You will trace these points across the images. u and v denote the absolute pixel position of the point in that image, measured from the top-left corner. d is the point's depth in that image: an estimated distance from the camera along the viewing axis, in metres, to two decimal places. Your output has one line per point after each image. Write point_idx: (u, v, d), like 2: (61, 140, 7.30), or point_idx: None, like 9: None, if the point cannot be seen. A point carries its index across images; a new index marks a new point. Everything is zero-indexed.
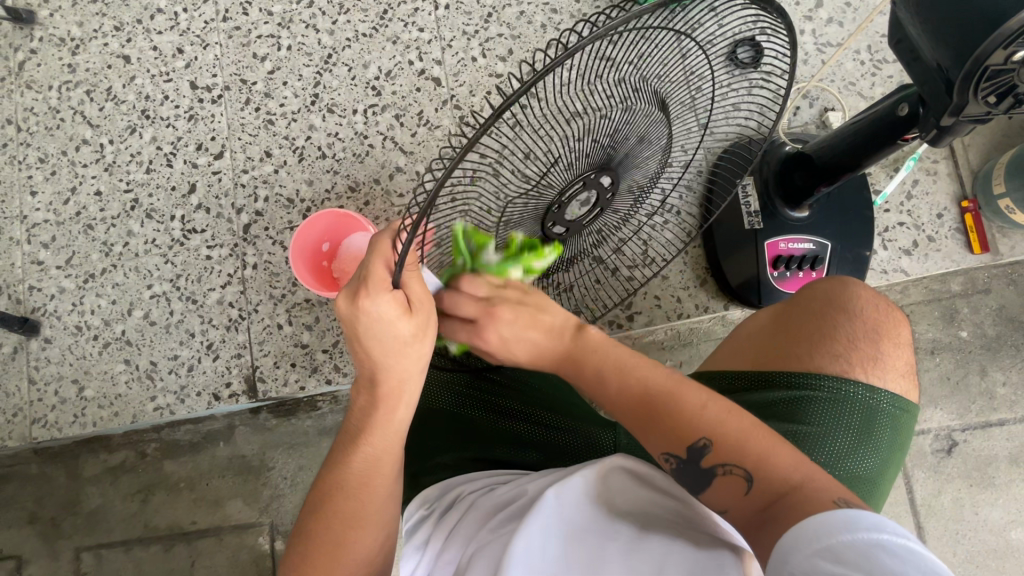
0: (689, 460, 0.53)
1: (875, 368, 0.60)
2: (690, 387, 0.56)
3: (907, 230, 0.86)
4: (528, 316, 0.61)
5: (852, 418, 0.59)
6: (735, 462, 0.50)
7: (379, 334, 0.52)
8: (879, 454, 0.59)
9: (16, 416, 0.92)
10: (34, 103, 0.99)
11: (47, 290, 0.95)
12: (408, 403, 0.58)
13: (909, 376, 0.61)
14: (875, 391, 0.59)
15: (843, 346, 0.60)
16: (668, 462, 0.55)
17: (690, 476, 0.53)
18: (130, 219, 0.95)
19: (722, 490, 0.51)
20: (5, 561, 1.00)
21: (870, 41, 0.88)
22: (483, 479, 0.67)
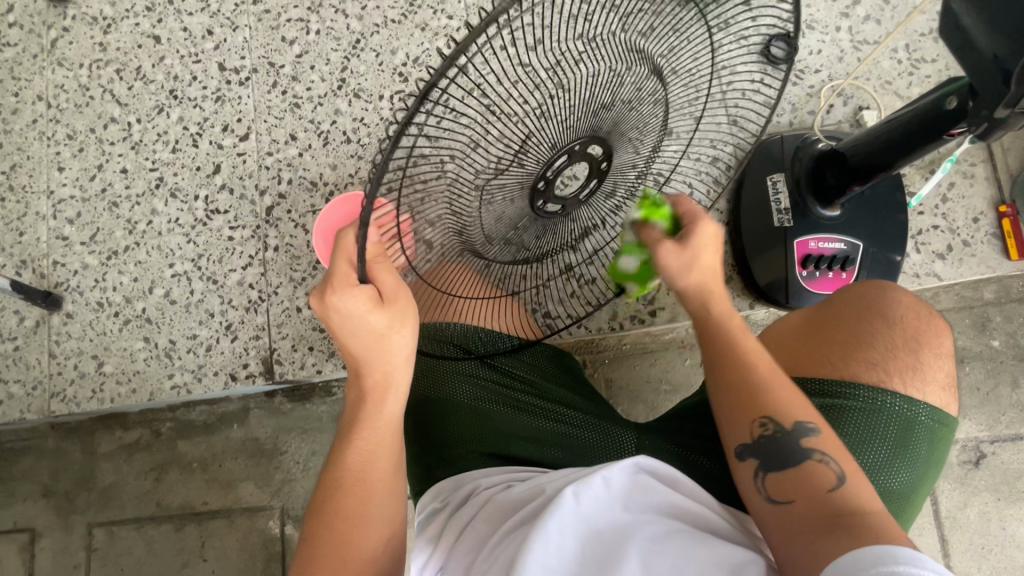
0: (788, 434, 0.52)
1: (915, 381, 0.58)
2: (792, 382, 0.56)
3: (941, 234, 0.85)
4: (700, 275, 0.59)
5: (889, 430, 0.57)
6: (835, 458, 0.50)
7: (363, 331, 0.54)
8: (914, 468, 0.58)
9: (35, 389, 0.93)
10: (65, 80, 1.00)
11: (71, 265, 0.95)
12: (396, 394, 0.59)
13: (949, 388, 0.59)
14: (912, 402, 0.57)
15: (881, 354, 0.58)
16: (764, 427, 0.52)
17: (778, 450, 0.52)
18: (155, 197, 0.96)
19: (798, 481, 0.50)
20: (19, 533, 1.01)
21: (908, 39, 0.86)
22: (499, 475, 0.66)
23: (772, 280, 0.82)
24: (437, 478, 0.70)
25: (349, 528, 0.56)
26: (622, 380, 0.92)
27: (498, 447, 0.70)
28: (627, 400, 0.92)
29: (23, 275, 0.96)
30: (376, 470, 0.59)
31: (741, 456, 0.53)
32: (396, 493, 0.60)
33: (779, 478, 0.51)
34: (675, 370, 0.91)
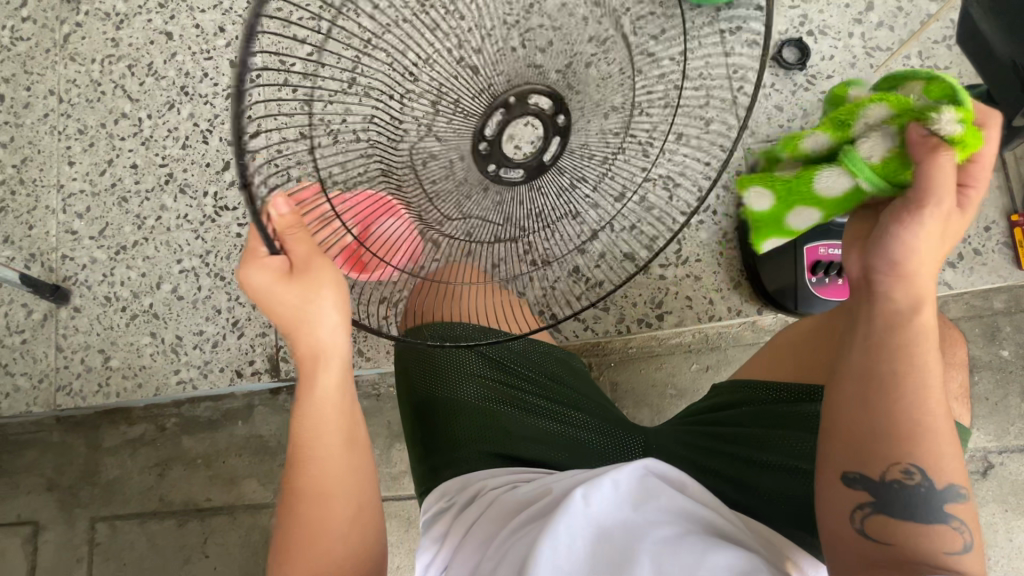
0: (933, 490, 0.45)
1: None
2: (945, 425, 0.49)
3: None
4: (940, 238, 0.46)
5: None
6: (968, 527, 0.45)
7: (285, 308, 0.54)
8: None
9: (41, 382, 0.93)
10: (77, 75, 1.00)
11: (79, 260, 0.96)
12: (327, 364, 0.57)
13: (961, 399, 0.59)
14: None
15: None
16: (907, 474, 0.45)
17: (910, 501, 0.46)
18: (164, 193, 0.96)
19: (911, 536, 0.46)
20: (23, 526, 1.01)
21: (921, 47, 0.86)
22: (505, 476, 0.65)
23: (781, 286, 0.81)
24: (442, 478, 0.70)
25: (303, 506, 0.56)
26: (628, 384, 0.92)
27: (503, 448, 0.69)
28: (633, 404, 0.92)
29: (32, 269, 0.96)
30: (324, 456, 0.57)
31: (852, 484, 0.47)
32: (359, 471, 0.59)
33: (886, 524, 0.46)
34: (682, 374, 0.91)
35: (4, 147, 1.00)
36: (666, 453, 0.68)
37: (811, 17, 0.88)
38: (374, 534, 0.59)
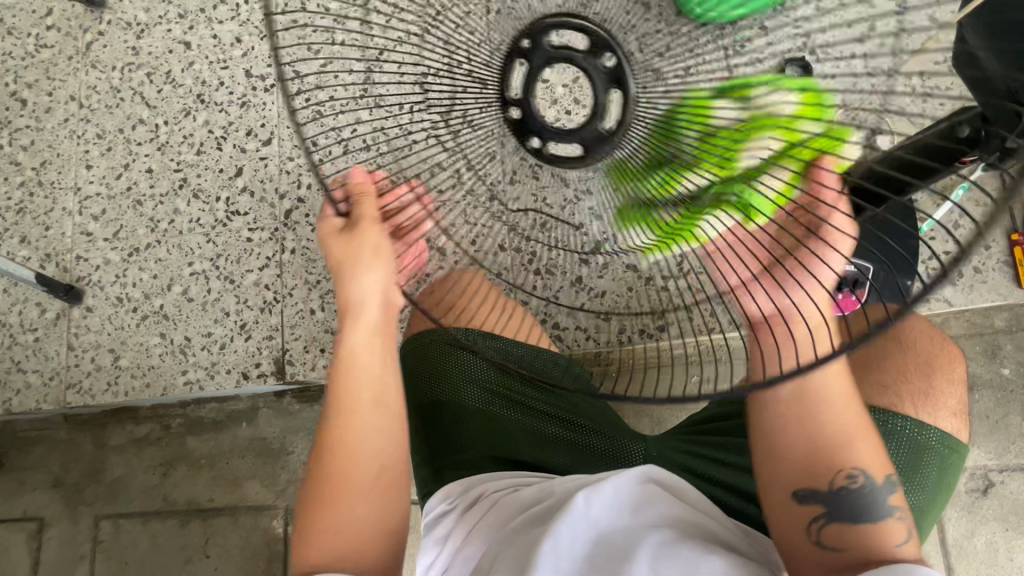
0: (872, 490, 0.51)
1: (926, 404, 0.59)
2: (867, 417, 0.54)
3: (952, 259, 0.85)
4: None
5: (901, 453, 0.57)
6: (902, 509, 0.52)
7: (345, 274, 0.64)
8: (926, 494, 0.58)
9: (52, 379, 0.95)
10: (98, 81, 1.03)
11: (93, 260, 0.98)
12: (360, 328, 0.63)
13: (961, 418, 0.60)
14: (924, 425, 0.58)
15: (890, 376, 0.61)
16: (852, 480, 0.51)
17: (855, 505, 0.51)
18: (178, 197, 0.98)
19: (861, 535, 0.51)
20: (28, 522, 1.02)
21: None
22: (508, 480, 0.66)
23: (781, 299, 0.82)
24: (444, 479, 0.71)
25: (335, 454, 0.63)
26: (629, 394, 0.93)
27: (505, 451, 0.71)
28: (633, 414, 0.92)
29: (47, 268, 0.98)
30: (352, 437, 0.64)
31: (811, 500, 0.51)
32: (383, 439, 0.65)
33: (838, 530, 0.51)
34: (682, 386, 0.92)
35: (25, 150, 1.03)
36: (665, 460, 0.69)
37: None
38: (396, 503, 0.65)
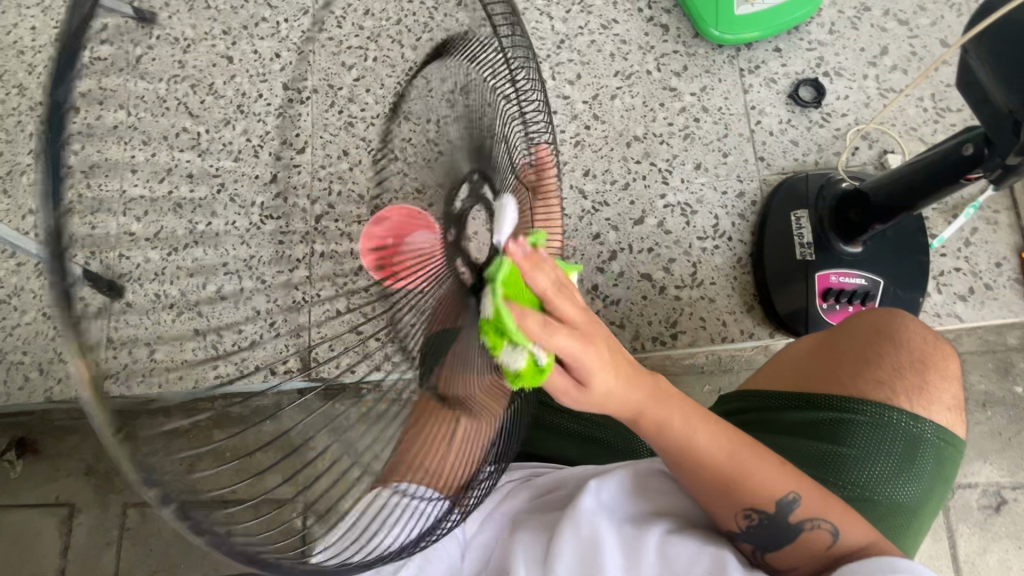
0: (779, 514, 0.61)
1: (921, 400, 0.69)
2: (765, 452, 0.61)
3: (963, 275, 0.90)
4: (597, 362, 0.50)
5: (896, 445, 0.67)
6: (823, 519, 0.60)
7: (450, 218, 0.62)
8: (919, 483, 0.67)
9: (91, 370, 1.01)
10: (145, 92, 1.11)
11: (134, 259, 1.04)
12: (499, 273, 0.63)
13: (953, 410, 0.70)
14: (918, 420, 0.68)
15: (887, 374, 0.70)
16: (749, 518, 0.61)
17: (771, 529, 0.61)
18: (216, 201, 1.04)
19: (796, 550, 0.61)
20: (59, 508, 1.07)
21: (933, 90, 0.97)
22: (524, 470, 0.78)
23: (792, 309, 0.88)
24: None
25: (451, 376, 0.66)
26: None
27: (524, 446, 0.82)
28: None
29: (91, 265, 1.05)
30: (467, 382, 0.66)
31: (740, 543, 0.63)
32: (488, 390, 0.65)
33: (777, 552, 0.62)
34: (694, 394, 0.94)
35: None
36: None
37: (827, 59, 1.00)
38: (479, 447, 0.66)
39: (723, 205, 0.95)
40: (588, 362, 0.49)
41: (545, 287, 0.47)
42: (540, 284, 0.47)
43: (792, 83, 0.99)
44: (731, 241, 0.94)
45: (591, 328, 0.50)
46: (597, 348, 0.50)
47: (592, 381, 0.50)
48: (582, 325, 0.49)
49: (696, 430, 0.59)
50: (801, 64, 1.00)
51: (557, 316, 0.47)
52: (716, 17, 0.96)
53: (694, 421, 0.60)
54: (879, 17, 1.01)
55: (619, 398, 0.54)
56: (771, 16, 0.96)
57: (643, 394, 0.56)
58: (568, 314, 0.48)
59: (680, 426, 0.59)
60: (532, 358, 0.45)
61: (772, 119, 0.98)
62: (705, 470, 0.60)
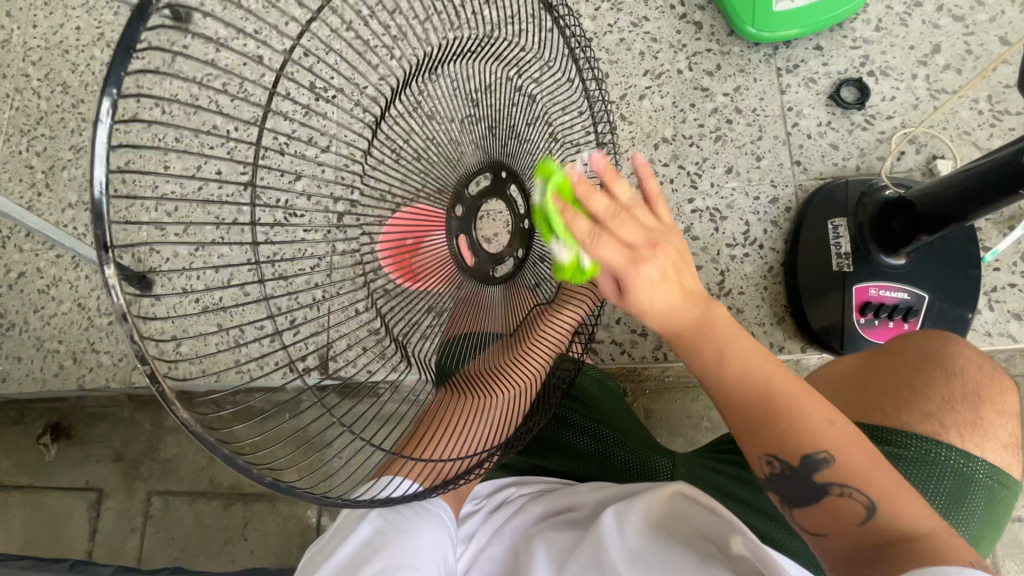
0: (800, 472, 0.53)
1: (974, 437, 0.64)
2: (814, 394, 0.53)
3: (1018, 292, 0.84)
4: (679, 267, 0.52)
5: (945, 485, 0.63)
6: (857, 489, 0.51)
7: (461, 201, 0.69)
8: (965, 526, 0.63)
9: (121, 360, 1.04)
10: (179, 91, 1.14)
11: (164, 253, 1.07)
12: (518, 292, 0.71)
13: (1009, 447, 0.65)
14: (971, 459, 0.63)
15: (935, 406, 0.65)
16: (771, 465, 0.54)
17: (799, 489, 0.53)
18: (242, 199, 1.06)
19: (821, 514, 0.53)
20: (88, 492, 1.10)
21: (990, 91, 0.90)
22: (534, 485, 0.76)
23: (827, 325, 0.84)
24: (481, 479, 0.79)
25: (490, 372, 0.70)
26: (665, 411, 0.94)
27: (537, 460, 0.80)
28: (667, 432, 0.93)
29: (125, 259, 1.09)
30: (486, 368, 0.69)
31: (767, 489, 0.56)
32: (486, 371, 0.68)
33: (804, 511, 0.54)
34: None
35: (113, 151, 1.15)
36: (694, 474, 0.77)
37: (872, 58, 0.94)
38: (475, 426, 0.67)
39: (755, 211, 0.91)
40: (630, 279, 0.50)
41: (605, 208, 0.49)
42: (598, 205, 0.49)
43: (833, 83, 0.94)
44: (762, 249, 0.90)
45: (636, 252, 0.50)
46: (645, 274, 0.50)
47: (630, 298, 0.51)
48: (636, 248, 0.50)
49: (739, 359, 0.54)
50: (843, 65, 0.94)
51: (621, 226, 0.50)
52: (752, 14, 0.92)
53: (731, 343, 0.54)
54: (932, 13, 0.94)
55: (656, 314, 0.53)
56: (812, 12, 0.91)
57: (681, 318, 0.54)
58: (630, 229, 0.50)
59: (721, 349, 0.54)
60: (575, 257, 0.51)
61: (810, 121, 0.93)
62: (738, 410, 0.55)
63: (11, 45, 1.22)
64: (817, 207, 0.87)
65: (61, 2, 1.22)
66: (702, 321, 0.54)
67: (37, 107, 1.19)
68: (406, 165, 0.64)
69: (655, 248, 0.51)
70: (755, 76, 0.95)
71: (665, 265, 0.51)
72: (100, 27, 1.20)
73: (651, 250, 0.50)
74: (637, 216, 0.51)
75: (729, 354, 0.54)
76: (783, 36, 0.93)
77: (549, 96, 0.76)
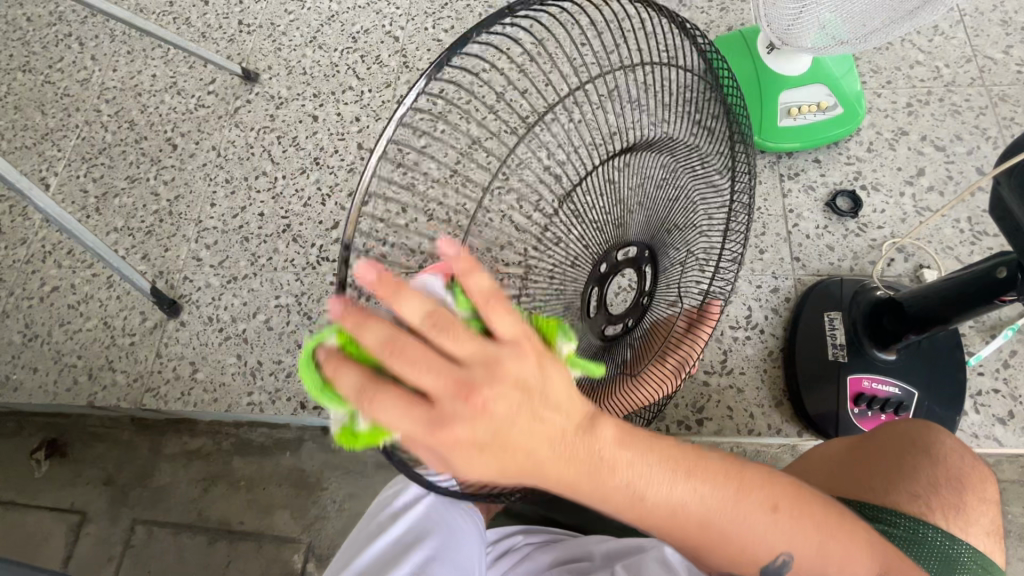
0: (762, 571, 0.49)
1: (961, 521, 0.67)
2: (746, 492, 0.43)
3: (1002, 398, 0.89)
4: (521, 381, 0.36)
5: (932, 562, 0.63)
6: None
7: (607, 259, 0.58)
8: None
9: (135, 381, 1.07)
10: (236, 138, 1.25)
11: (196, 283, 1.13)
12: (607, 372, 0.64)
13: (992, 535, 0.68)
14: (955, 540, 0.64)
15: (923, 489, 0.69)
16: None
17: None
18: (279, 240, 1.14)
19: None
20: (71, 515, 1.08)
21: (969, 213, 1.00)
22: (540, 538, 0.75)
23: (823, 411, 0.88)
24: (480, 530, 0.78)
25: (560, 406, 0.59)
26: None
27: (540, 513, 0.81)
28: None
29: (157, 283, 1.14)
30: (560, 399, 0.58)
31: None
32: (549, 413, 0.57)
33: None
34: None
35: (165, 184, 1.23)
36: None
37: (865, 175, 1.05)
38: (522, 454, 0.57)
39: (757, 298, 0.98)
40: (455, 426, 0.34)
41: (429, 308, 0.35)
42: (410, 314, 0.35)
43: (830, 192, 1.04)
44: (762, 334, 0.96)
45: (471, 397, 0.35)
46: (497, 410, 0.35)
47: (458, 439, 0.35)
48: (471, 369, 0.35)
49: (653, 492, 0.40)
50: (837, 178, 1.05)
51: (454, 333, 0.35)
52: (759, 125, 1.03)
53: (634, 466, 0.40)
54: (916, 141, 1.07)
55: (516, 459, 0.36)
56: (811, 131, 1.03)
57: (570, 442, 0.38)
58: (465, 343, 0.35)
59: (631, 492, 0.40)
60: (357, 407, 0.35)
61: (809, 223, 1.03)
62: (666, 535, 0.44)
63: (91, 83, 1.36)
64: (814, 298, 0.94)
65: (143, 52, 1.37)
66: (588, 442, 0.38)
67: (102, 139, 1.30)
68: (577, 223, 0.55)
69: (496, 374, 0.35)
70: (760, 178, 1.06)
71: (521, 382, 0.36)
72: (174, 77, 1.33)
73: (488, 372, 0.35)
74: (455, 333, 0.35)
75: (647, 492, 0.40)
76: (783, 148, 1.05)
77: (704, 197, 0.68)
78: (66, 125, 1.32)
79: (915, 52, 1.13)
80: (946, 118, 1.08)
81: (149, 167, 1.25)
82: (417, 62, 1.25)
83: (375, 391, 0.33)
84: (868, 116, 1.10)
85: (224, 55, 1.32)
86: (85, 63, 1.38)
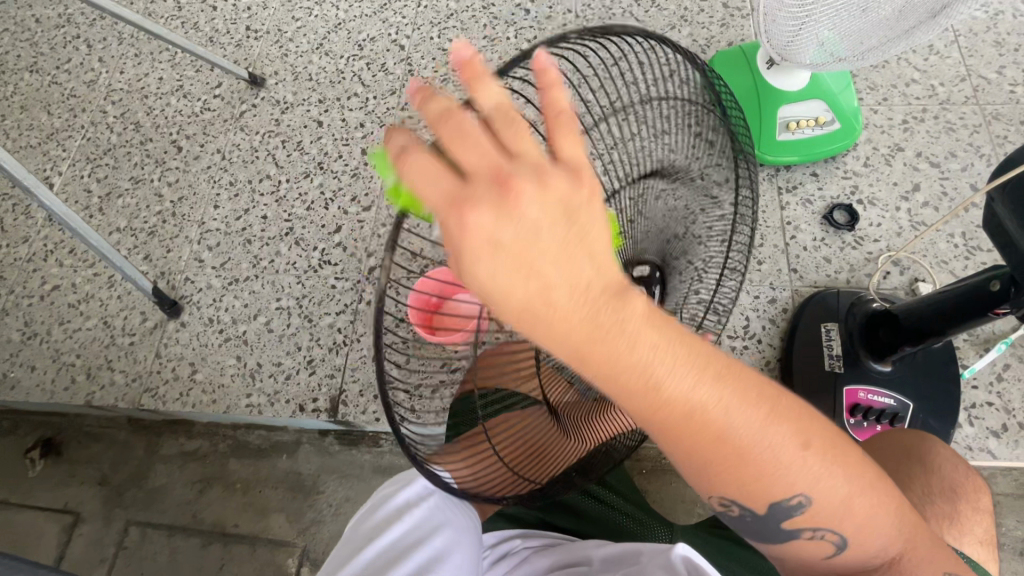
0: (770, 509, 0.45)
1: (954, 531, 0.68)
2: (771, 403, 0.42)
3: (995, 411, 0.90)
4: (563, 210, 0.34)
5: None
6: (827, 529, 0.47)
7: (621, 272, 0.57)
8: None
9: (133, 381, 1.07)
10: (241, 141, 1.26)
11: (198, 284, 1.14)
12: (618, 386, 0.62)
13: (985, 544, 0.69)
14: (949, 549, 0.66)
15: (917, 498, 0.69)
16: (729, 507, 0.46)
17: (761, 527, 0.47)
18: (281, 242, 1.15)
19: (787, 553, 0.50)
20: (64, 515, 1.07)
21: (964, 228, 1.02)
22: (540, 540, 0.76)
23: None
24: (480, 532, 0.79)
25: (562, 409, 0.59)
26: (657, 494, 0.95)
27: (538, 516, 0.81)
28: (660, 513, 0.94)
29: (159, 283, 1.15)
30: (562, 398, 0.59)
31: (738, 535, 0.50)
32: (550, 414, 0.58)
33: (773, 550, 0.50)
34: None
35: (169, 185, 1.24)
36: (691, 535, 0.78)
37: (861, 189, 1.07)
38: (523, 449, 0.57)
39: (754, 308, 0.99)
40: (492, 222, 0.33)
41: (504, 103, 0.36)
42: (486, 102, 0.36)
43: (827, 205, 1.06)
44: (760, 344, 0.97)
45: (506, 191, 0.33)
46: (528, 213, 0.33)
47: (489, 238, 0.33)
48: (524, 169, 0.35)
49: (670, 373, 0.38)
50: (834, 191, 1.07)
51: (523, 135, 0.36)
52: (758, 139, 1.05)
53: (662, 339, 0.37)
54: (912, 157, 1.09)
55: (535, 290, 0.34)
56: (809, 145, 1.05)
57: (596, 297, 0.35)
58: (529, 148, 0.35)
59: (645, 367, 0.37)
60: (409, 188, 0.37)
61: (806, 235, 1.04)
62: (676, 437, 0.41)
63: (97, 85, 1.37)
64: (812, 308, 0.95)
65: (151, 55, 1.38)
66: (616, 307, 0.36)
67: (108, 140, 1.31)
68: None
69: (539, 181, 0.34)
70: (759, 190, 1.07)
71: (564, 205, 0.34)
72: (180, 80, 1.34)
73: (531, 176, 0.34)
74: (519, 133, 0.36)
75: (670, 370, 0.38)
76: (782, 161, 1.07)
77: None
78: (71, 125, 1.33)
79: (911, 70, 1.16)
80: (941, 135, 1.10)
81: (153, 168, 1.26)
82: (422, 70, 1.27)
83: (416, 152, 0.34)
84: (864, 132, 1.12)
85: (231, 60, 1.34)
86: (93, 65, 1.39)
